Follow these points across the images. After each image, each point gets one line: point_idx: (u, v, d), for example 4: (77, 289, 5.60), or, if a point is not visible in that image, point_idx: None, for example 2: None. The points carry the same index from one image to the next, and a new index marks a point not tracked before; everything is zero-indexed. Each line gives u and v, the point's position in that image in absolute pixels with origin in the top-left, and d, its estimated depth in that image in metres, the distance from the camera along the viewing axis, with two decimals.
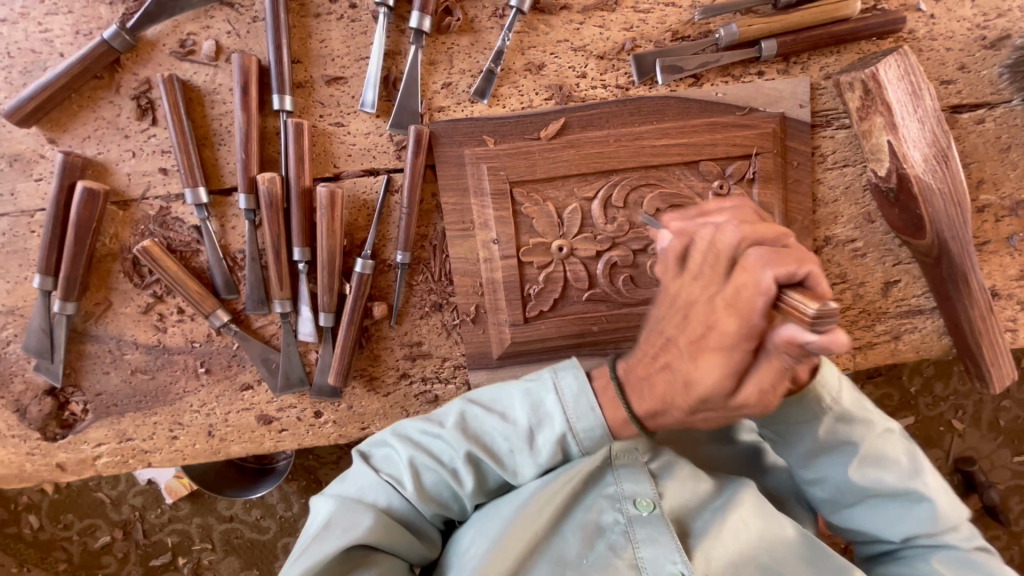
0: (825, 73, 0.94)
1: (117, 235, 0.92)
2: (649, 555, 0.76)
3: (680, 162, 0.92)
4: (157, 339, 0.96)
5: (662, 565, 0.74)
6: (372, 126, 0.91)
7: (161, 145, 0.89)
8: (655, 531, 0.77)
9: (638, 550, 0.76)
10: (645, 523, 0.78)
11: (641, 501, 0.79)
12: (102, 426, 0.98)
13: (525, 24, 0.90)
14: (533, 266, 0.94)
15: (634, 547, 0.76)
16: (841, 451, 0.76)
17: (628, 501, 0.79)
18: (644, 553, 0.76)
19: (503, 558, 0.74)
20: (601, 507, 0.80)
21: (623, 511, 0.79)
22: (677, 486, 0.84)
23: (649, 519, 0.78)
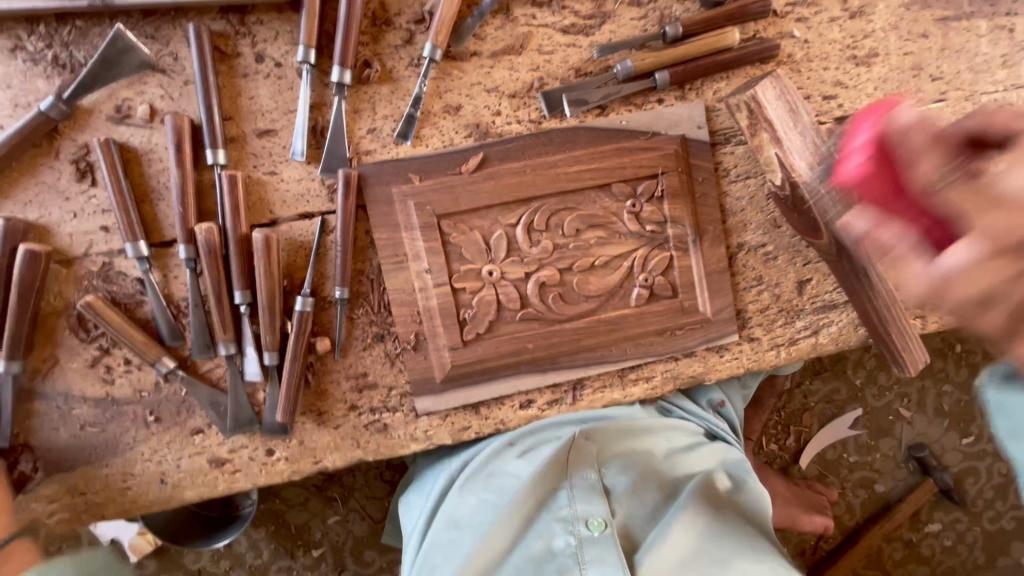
0: (718, 97, 1.04)
1: (61, 293, 0.95)
2: (594, 573, 0.91)
3: (594, 186, 1.00)
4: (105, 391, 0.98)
5: None
6: (304, 172, 0.97)
7: (102, 204, 0.94)
8: (602, 551, 0.92)
9: (585, 569, 0.91)
10: (594, 541, 0.93)
11: (592, 521, 0.95)
12: (53, 482, 0.99)
13: (440, 71, 0.98)
14: (466, 292, 1.00)
15: (583, 567, 0.92)
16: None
17: (580, 523, 0.96)
18: (590, 572, 0.91)
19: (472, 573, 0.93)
20: (557, 530, 0.97)
21: (574, 532, 0.95)
22: (627, 503, 1.01)
23: (599, 538, 0.94)
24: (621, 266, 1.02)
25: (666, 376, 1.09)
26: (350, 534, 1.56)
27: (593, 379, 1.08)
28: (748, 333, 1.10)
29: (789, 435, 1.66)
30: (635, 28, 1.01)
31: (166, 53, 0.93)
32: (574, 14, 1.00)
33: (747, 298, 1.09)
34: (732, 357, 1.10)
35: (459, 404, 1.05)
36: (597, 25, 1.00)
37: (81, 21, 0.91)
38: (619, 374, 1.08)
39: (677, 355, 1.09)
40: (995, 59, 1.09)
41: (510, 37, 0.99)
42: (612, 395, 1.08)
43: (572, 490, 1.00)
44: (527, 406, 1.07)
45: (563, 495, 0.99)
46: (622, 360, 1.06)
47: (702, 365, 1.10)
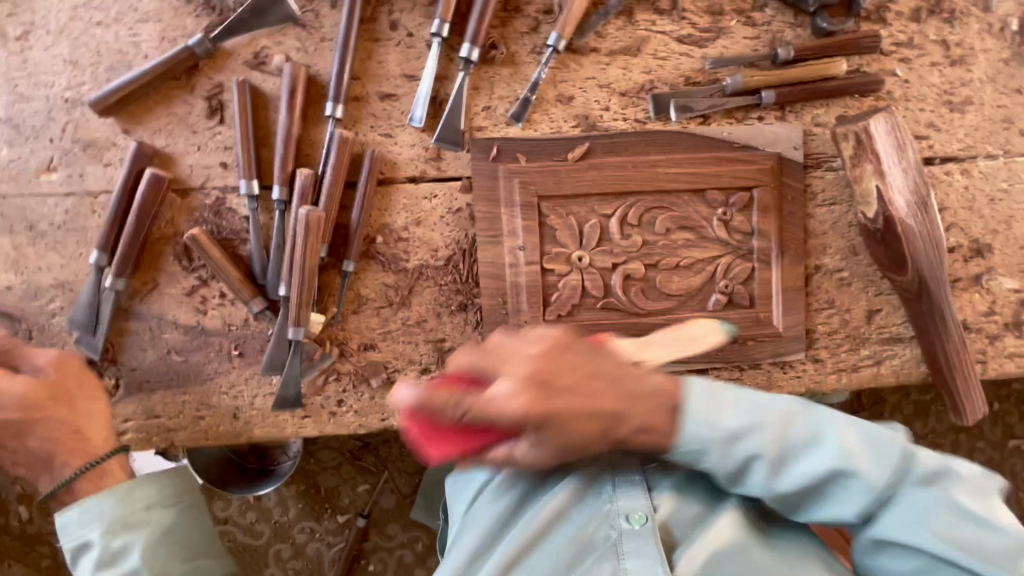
0: (816, 121, 1.08)
1: (173, 220, 1.00)
2: (634, 565, 0.81)
3: (690, 189, 1.04)
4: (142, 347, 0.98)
5: None
6: (417, 139, 1.02)
7: (225, 142, 0.99)
8: None
9: (625, 561, 0.81)
10: (636, 534, 0.82)
11: None
12: (132, 402, 1.02)
13: (559, 62, 1.03)
14: (554, 274, 1.03)
15: None
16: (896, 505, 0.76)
17: None
18: None
19: None
20: (598, 524, 0.85)
21: (616, 526, 0.84)
22: None
23: None
24: (703, 270, 1.06)
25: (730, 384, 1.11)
26: (377, 504, 1.58)
27: None
28: (813, 354, 1.13)
29: None
30: (746, 47, 1.06)
31: (309, 9, 0.98)
32: (692, 26, 1.05)
33: (818, 319, 1.12)
34: (795, 375, 1.13)
35: None
36: (711, 39, 1.05)
37: None
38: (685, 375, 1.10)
39: (743, 366, 1.11)
40: None
41: (629, 38, 1.04)
42: None
43: (615, 483, 0.87)
44: None
45: (605, 490, 0.87)
46: (693, 362, 1.09)
47: (765, 378, 1.12)
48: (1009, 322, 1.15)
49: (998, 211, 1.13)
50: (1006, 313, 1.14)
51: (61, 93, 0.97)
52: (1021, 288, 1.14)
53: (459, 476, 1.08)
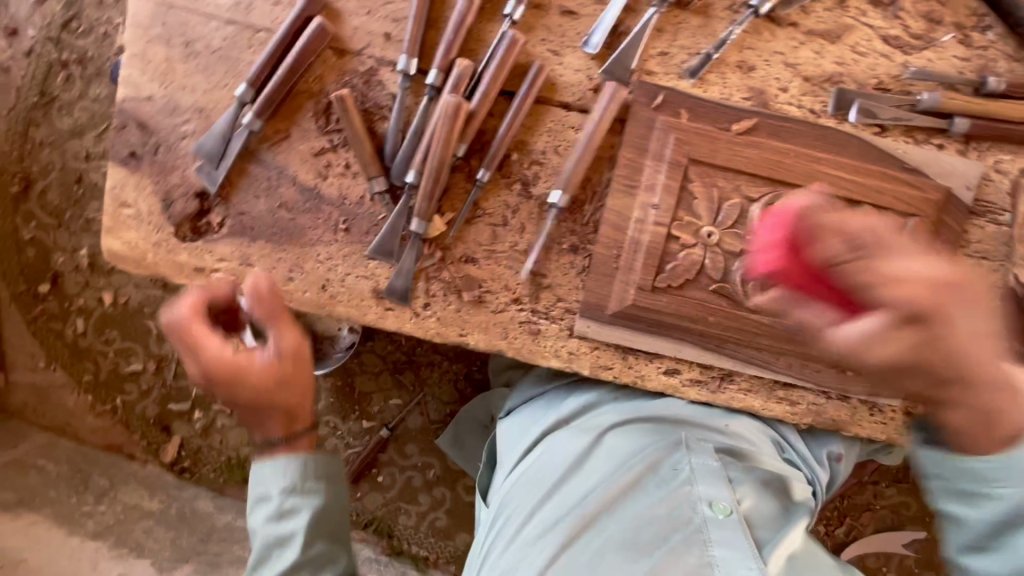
0: (998, 166, 1.00)
1: (322, 78, 0.98)
2: (721, 554, 0.90)
3: (846, 198, 0.97)
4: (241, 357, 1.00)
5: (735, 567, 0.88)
6: (584, 66, 0.97)
7: (396, 14, 0.96)
8: (730, 533, 0.91)
9: (711, 548, 0.90)
10: (720, 525, 0.92)
11: (717, 505, 0.94)
12: (231, 244, 1.03)
13: (753, 27, 0.97)
14: (679, 242, 0.99)
15: (709, 546, 0.91)
16: (991, 506, 1.04)
17: (705, 502, 0.94)
18: (718, 552, 0.90)
19: (587, 529, 0.93)
20: (679, 504, 0.95)
21: (697, 511, 0.94)
22: (751, 495, 0.98)
23: (723, 521, 0.92)
24: None
25: (811, 408, 1.08)
26: (403, 422, 1.59)
27: (743, 377, 1.07)
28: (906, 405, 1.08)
29: (841, 525, 1.65)
30: (953, 66, 0.97)
31: None
32: (902, 28, 0.97)
33: None
34: (879, 420, 1.09)
35: (613, 343, 1.05)
36: (918, 47, 0.97)
37: None
38: (770, 384, 1.07)
39: (832, 394, 1.08)
40: None
41: (832, 23, 0.97)
42: (751, 402, 1.07)
43: (694, 469, 0.98)
44: (671, 374, 1.07)
45: (686, 473, 0.97)
46: (783, 373, 1.06)
47: (848, 414, 1.08)
48: None
49: None
50: None
51: None
52: None
53: (535, 439, 1.08)
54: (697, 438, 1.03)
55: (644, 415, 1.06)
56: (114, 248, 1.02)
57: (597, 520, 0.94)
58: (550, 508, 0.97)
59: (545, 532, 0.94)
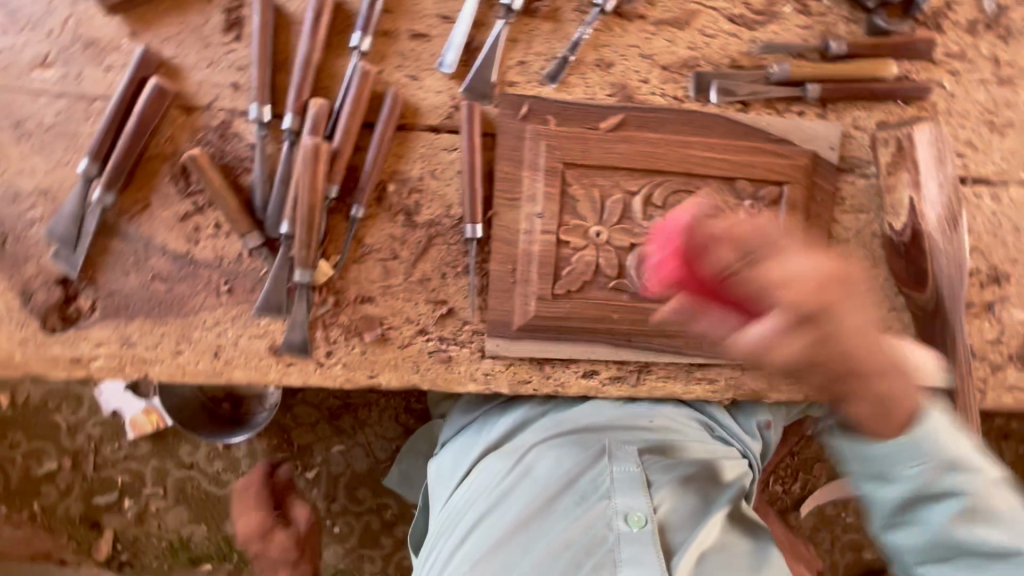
0: (856, 124, 1.04)
1: (173, 138, 0.92)
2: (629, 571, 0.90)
3: (720, 176, 1.00)
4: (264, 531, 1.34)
5: None
6: (444, 86, 0.95)
7: (239, 61, 0.92)
8: (642, 545, 0.92)
9: (621, 566, 0.90)
10: (633, 537, 0.92)
11: (632, 516, 0.94)
12: (108, 327, 0.96)
13: (603, 24, 0.97)
14: (569, 246, 0.99)
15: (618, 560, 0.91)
16: (944, 501, 0.89)
17: (621, 516, 0.94)
18: (629, 564, 0.90)
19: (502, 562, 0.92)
20: (596, 520, 0.94)
21: (612, 526, 0.94)
22: (669, 498, 0.99)
23: (638, 534, 0.93)
24: None
25: (729, 383, 1.11)
26: (349, 467, 1.54)
27: (660, 365, 1.09)
28: None
29: (796, 481, 1.70)
30: (797, 36, 1.01)
31: None
32: (744, 6, 1.00)
33: None
34: (794, 381, 1.13)
35: (526, 356, 1.04)
36: (762, 22, 1.01)
37: None
38: (686, 367, 1.09)
39: (745, 365, 1.11)
40: None
41: (678, 11, 0.99)
42: (673, 387, 1.10)
43: (614, 481, 0.98)
44: (590, 376, 1.07)
45: (603, 487, 0.98)
46: (695, 355, 1.08)
47: (764, 382, 1.12)
48: (1014, 354, 1.14)
49: (1018, 241, 1.12)
50: (1012, 344, 1.14)
51: None
52: None
53: (468, 469, 1.09)
54: (622, 442, 1.04)
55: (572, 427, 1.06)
56: None
57: (509, 552, 0.93)
58: (472, 542, 0.96)
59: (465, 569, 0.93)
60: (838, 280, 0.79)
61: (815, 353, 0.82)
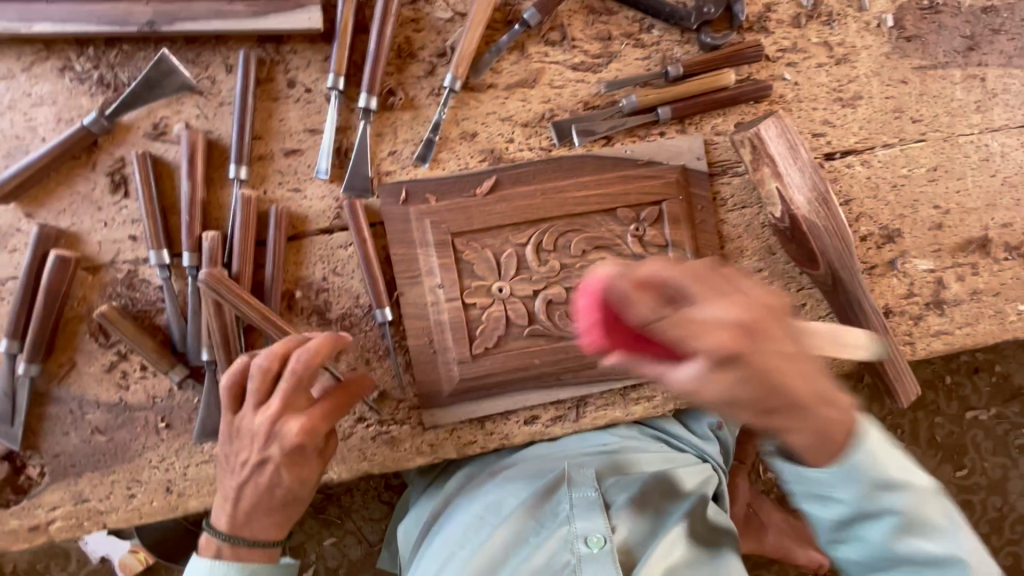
0: (715, 131, 1.11)
1: (85, 298, 0.98)
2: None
3: (600, 210, 1.06)
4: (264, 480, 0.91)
5: None
6: (326, 191, 1.03)
7: (132, 215, 0.98)
8: (601, 566, 0.94)
9: None
10: (593, 558, 0.95)
11: (592, 538, 0.97)
12: (59, 488, 0.99)
13: (458, 101, 1.05)
14: (477, 307, 1.04)
15: None
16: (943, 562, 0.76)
17: (580, 539, 0.97)
18: None
19: None
20: (557, 548, 0.97)
21: (575, 550, 0.96)
22: (628, 518, 1.02)
23: (598, 554, 0.95)
24: None
25: (668, 396, 1.13)
26: (345, 558, 1.54)
27: (596, 396, 1.11)
28: None
29: None
30: (639, 67, 1.09)
31: (204, 76, 0.99)
32: (584, 53, 1.08)
33: None
34: None
35: (464, 418, 1.07)
36: (604, 63, 1.09)
37: (128, 45, 0.97)
38: (621, 392, 1.12)
39: None
40: (970, 104, 1.18)
41: (524, 72, 1.07)
42: (614, 413, 1.11)
43: (573, 506, 1.01)
44: (532, 422, 1.10)
45: (562, 513, 1.00)
46: (626, 378, 1.10)
47: None
48: (929, 302, 1.18)
49: (901, 197, 1.18)
50: (925, 293, 1.18)
51: None
52: (936, 267, 1.18)
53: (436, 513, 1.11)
54: (579, 465, 1.06)
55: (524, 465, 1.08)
56: None
57: None
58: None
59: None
60: (754, 331, 0.55)
61: (756, 351, 0.55)
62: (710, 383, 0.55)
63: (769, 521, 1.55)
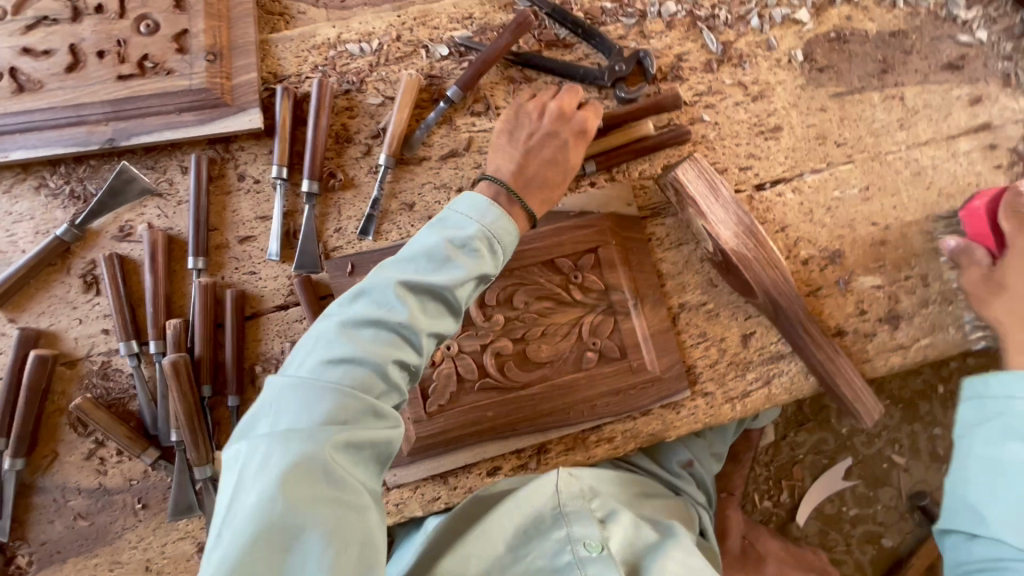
0: (642, 177, 1.18)
1: (64, 392, 1.06)
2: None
3: (538, 263, 1.11)
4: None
5: None
6: (279, 271, 1.10)
7: (103, 310, 1.07)
8: (605, 566, 0.87)
9: None
10: (594, 560, 0.87)
11: (590, 541, 0.90)
12: (46, 575, 1.05)
13: (395, 176, 1.13)
14: (427, 366, 1.09)
15: None
16: None
17: (579, 542, 0.90)
18: None
19: None
20: (556, 551, 0.90)
21: (574, 553, 0.89)
22: (625, 528, 0.96)
23: (599, 557, 0.88)
24: (569, 332, 1.11)
25: (626, 435, 1.14)
26: None
27: (554, 442, 1.13)
28: (700, 387, 1.16)
29: (782, 491, 1.66)
30: None
31: (163, 179, 1.10)
32: None
33: (695, 353, 1.16)
34: (688, 413, 1.15)
35: (427, 475, 1.10)
36: None
37: (95, 160, 1.09)
38: (580, 436, 1.13)
39: (635, 414, 1.14)
40: (893, 123, 1.22)
41: (454, 142, 1.15)
42: (576, 458, 1.14)
43: (565, 514, 0.94)
44: (494, 473, 1.12)
45: (557, 517, 0.94)
46: (582, 422, 1.12)
47: (660, 423, 1.15)
48: (882, 318, 1.18)
49: (837, 219, 1.20)
50: (876, 309, 1.18)
51: None
52: (884, 283, 1.19)
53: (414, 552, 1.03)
54: (568, 474, 1.01)
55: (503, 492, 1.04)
56: None
57: None
58: None
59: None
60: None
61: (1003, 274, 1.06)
62: (995, 277, 1.08)
63: (768, 553, 1.51)
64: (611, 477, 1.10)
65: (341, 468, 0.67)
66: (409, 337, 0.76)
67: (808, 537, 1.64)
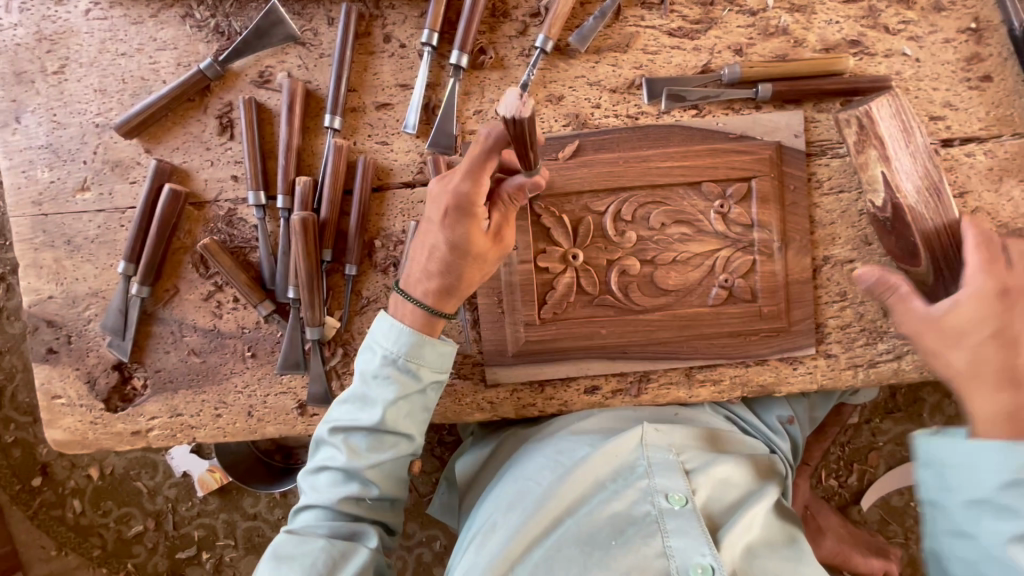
0: (817, 108, 1.04)
1: (190, 231, 1.07)
2: (678, 544, 0.85)
3: (684, 183, 1.02)
4: (430, 258, 0.92)
5: (691, 555, 0.84)
6: (412, 146, 1.05)
7: (236, 156, 1.06)
8: (685, 522, 0.87)
9: (668, 539, 0.86)
10: (675, 514, 0.88)
11: (673, 496, 0.89)
12: (158, 400, 1.10)
13: (547, 63, 1.04)
14: (549, 272, 1.04)
15: (664, 536, 0.86)
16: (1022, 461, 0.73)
17: (660, 495, 0.90)
18: (673, 543, 0.85)
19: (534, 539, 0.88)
20: (636, 499, 0.90)
21: (654, 504, 0.89)
22: (710, 483, 0.94)
23: (681, 512, 0.88)
24: (702, 264, 1.04)
25: (736, 381, 1.08)
26: None
27: (659, 374, 1.09)
28: (826, 348, 1.09)
29: (852, 474, 1.60)
30: (741, 36, 1.04)
31: (309, 29, 1.04)
32: (682, 19, 1.04)
33: (829, 311, 1.08)
34: (806, 371, 1.08)
35: (525, 380, 1.08)
36: (703, 30, 1.04)
37: None
38: (688, 372, 1.08)
39: (750, 362, 1.08)
40: None
41: (617, 35, 1.04)
42: (678, 393, 1.09)
43: (651, 463, 0.94)
44: (592, 392, 1.09)
45: (641, 468, 0.93)
46: (694, 358, 1.07)
47: (774, 375, 1.09)
48: None
49: None
50: None
51: (92, 118, 1.05)
52: None
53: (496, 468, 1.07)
54: (654, 429, 0.99)
55: (591, 429, 1.03)
56: (60, 437, 1.11)
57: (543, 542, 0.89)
58: (495, 511, 0.94)
59: (508, 538, 0.88)
60: None
61: None
62: None
63: (828, 528, 1.47)
64: (700, 419, 1.08)
65: (398, 376, 0.91)
66: (431, 369, 0.93)
67: (869, 524, 1.59)
